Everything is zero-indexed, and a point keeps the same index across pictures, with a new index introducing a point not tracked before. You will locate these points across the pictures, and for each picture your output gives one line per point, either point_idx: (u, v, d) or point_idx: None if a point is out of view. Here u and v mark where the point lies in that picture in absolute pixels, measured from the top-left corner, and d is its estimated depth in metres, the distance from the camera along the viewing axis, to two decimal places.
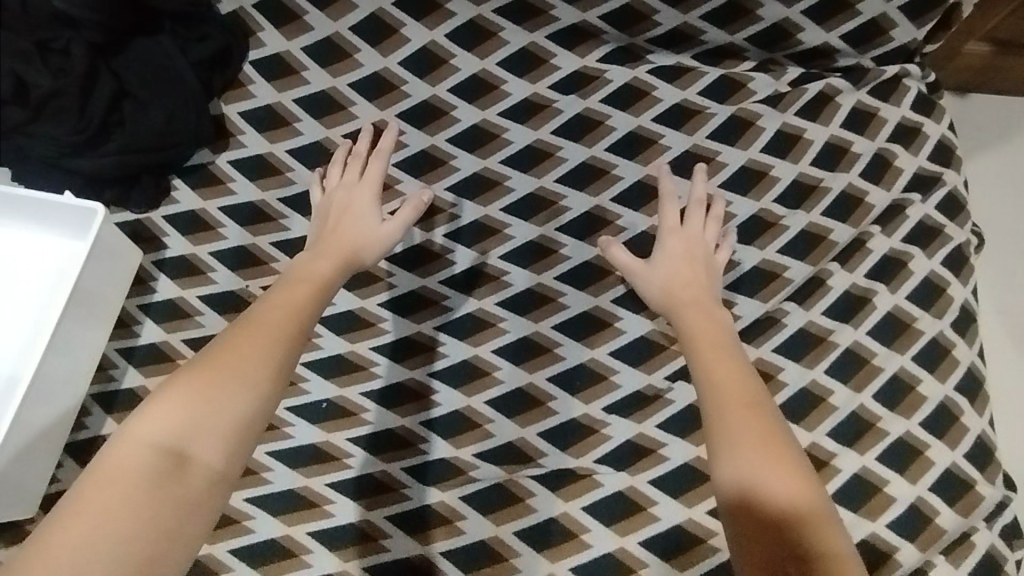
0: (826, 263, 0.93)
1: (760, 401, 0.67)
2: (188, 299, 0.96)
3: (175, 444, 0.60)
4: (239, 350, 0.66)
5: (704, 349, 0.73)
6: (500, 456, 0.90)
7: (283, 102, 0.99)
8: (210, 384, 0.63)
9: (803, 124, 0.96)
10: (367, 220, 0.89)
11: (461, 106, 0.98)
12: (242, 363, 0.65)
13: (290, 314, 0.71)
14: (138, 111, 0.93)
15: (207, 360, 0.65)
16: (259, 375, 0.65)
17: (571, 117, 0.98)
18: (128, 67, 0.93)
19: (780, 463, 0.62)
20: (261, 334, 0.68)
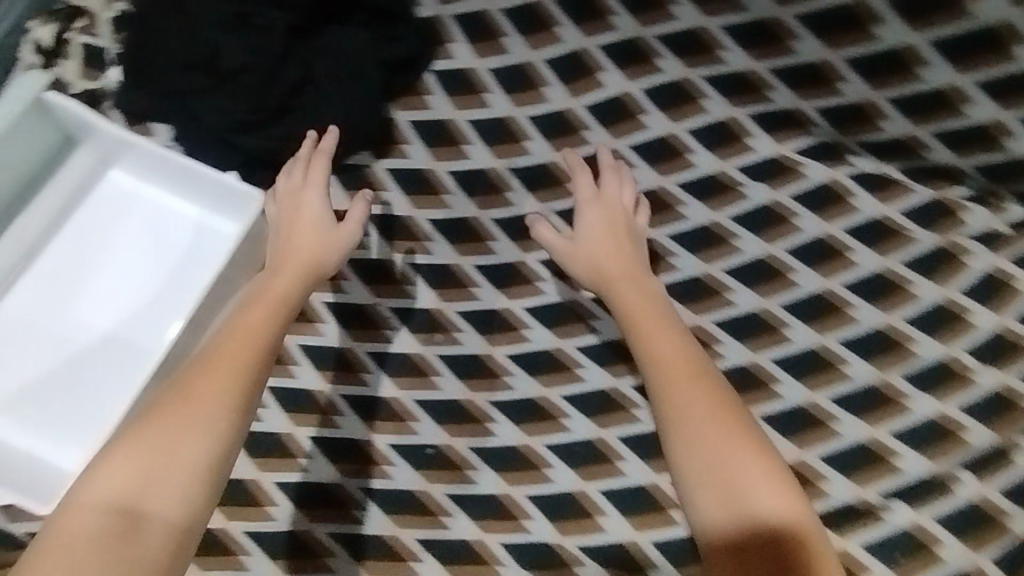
0: (1017, 436, 0.77)
1: (735, 424, 0.65)
2: (314, 301, 0.90)
3: (137, 491, 0.58)
4: (190, 395, 0.63)
5: (659, 359, 0.70)
6: (610, 556, 0.80)
7: (457, 121, 0.94)
8: (174, 427, 0.61)
9: (1016, 272, 0.83)
10: (325, 222, 0.82)
11: (641, 166, 0.92)
12: (207, 404, 0.62)
13: (252, 340, 0.68)
14: (316, 101, 0.92)
15: (166, 405, 0.63)
16: (218, 410, 0.62)
17: (756, 206, 0.90)
18: (318, 55, 0.92)
19: (755, 484, 0.61)
20: (225, 374, 0.65)
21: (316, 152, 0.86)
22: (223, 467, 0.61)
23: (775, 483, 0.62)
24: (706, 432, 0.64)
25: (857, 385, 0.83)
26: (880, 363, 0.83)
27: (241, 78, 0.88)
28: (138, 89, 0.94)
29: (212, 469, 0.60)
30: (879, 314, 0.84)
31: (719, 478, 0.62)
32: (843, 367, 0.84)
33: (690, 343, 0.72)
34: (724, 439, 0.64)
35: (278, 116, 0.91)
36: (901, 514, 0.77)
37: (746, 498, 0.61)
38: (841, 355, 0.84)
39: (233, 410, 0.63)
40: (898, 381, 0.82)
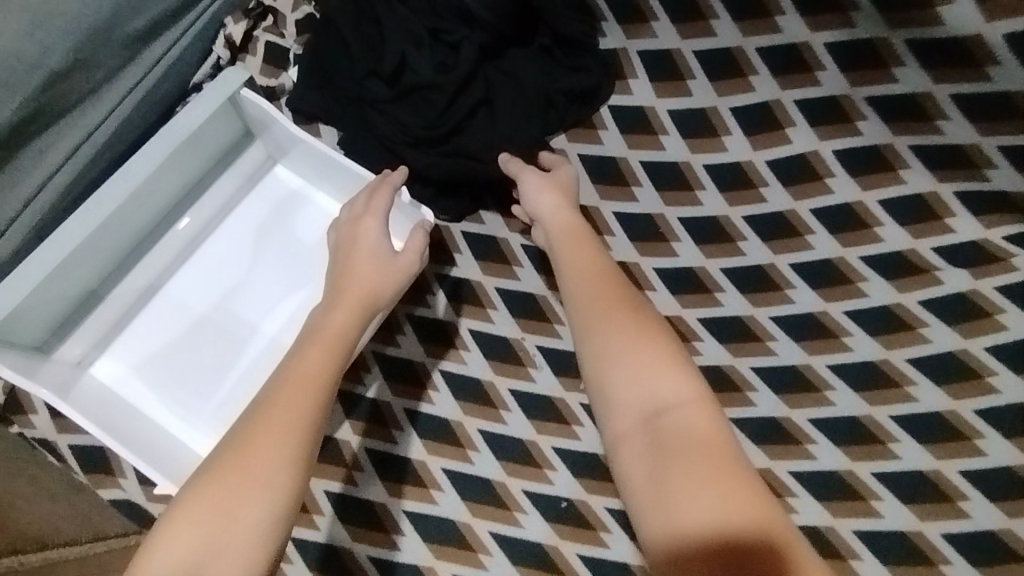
0: None
1: (678, 385, 0.58)
2: (459, 327, 0.88)
3: (197, 559, 0.52)
4: (250, 451, 0.57)
5: (596, 325, 0.64)
6: None
7: (628, 160, 0.91)
8: (233, 482, 0.56)
9: None
10: (383, 251, 0.76)
11: (822, 233, 0.84)
12: (262, 457, 0.57)
13: (307, 383, 0.62)
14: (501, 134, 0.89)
15: (224, 461, 0.57)
16: (278, 463, 0.57)
17: (953, 293, 0.78)
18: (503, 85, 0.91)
19: (665, 412, 0.57)
20: (276, 431, 0.58)
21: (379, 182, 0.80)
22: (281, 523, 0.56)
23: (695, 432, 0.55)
24: (658, 409, 0.57)
25: None
26: None
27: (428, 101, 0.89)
28: (312, 90, 0.94)
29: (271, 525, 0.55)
30: None
31: (643, 430, 0.57)
32: None
33: (620, 290, 0.66)
34: (665, 409, 0.57)
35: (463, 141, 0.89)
36: None
37: (689, 478, 0.52)
38: None
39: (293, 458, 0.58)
40: None
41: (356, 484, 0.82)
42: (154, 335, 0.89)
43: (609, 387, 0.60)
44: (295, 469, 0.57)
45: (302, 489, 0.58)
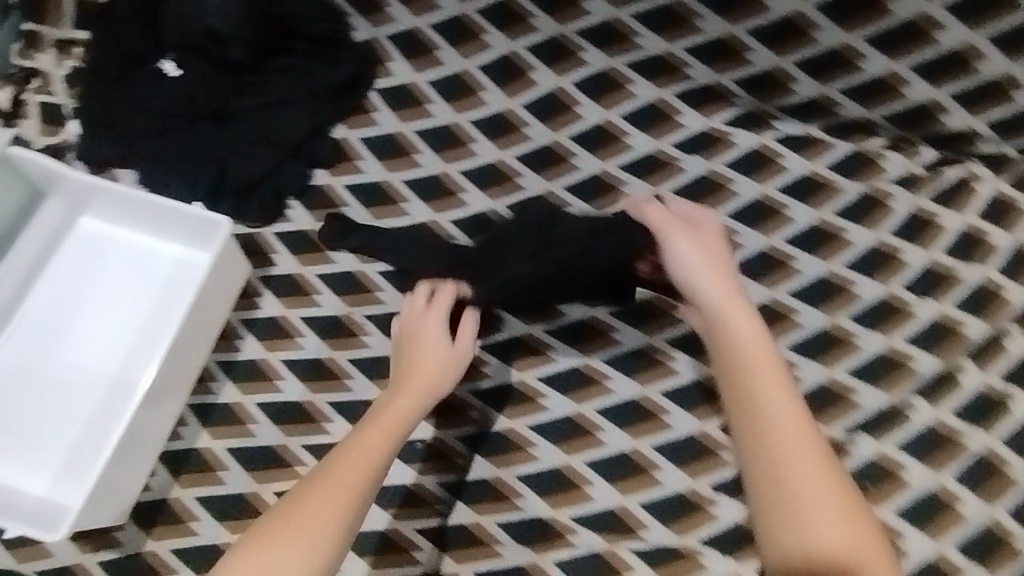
0: (960, 359, 0.86)
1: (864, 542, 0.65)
2: (291, 319, 0.96)
3: None
4: (320, 491, 0.70)
5: (776, 455, 0.69)
6: (601, 523, 0.83)
7: (405, 132, 1.01)
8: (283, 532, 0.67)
9: (934, 210, 0.93)
10: (441, 345, 0.83)
11: (583, 154, 0.99)
12: (325, 499, 0.69)
13: (380, 448, 0.74)
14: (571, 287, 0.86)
15: (282, 514, 0.69)
16: (341, 509, 0.69)
17: (695, 177, 0.97)
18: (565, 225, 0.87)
19: (808, 492, 0.67)
20: (347, 479, 0.71)
21: (431, 304, 0.85)
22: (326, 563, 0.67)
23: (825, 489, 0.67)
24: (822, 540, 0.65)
25: (809, 329, 0.91)
26: (829, 309, 0.91)
27: (239, 132, 0.98)
28: (101, 136, 0.97)
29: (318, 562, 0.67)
30: (821, 263, 0.93)
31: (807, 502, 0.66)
32: (794, 316, 0.91)
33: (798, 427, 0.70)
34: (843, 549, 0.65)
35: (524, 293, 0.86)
36: (865, 445, 0.84)
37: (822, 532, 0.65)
38: (791, 305, 0.92)
39: (348, 508, 0.70)
40: (848, 323, 0.90)
41: (224, 483, 0.87)
42: (11, 402, 0.89)
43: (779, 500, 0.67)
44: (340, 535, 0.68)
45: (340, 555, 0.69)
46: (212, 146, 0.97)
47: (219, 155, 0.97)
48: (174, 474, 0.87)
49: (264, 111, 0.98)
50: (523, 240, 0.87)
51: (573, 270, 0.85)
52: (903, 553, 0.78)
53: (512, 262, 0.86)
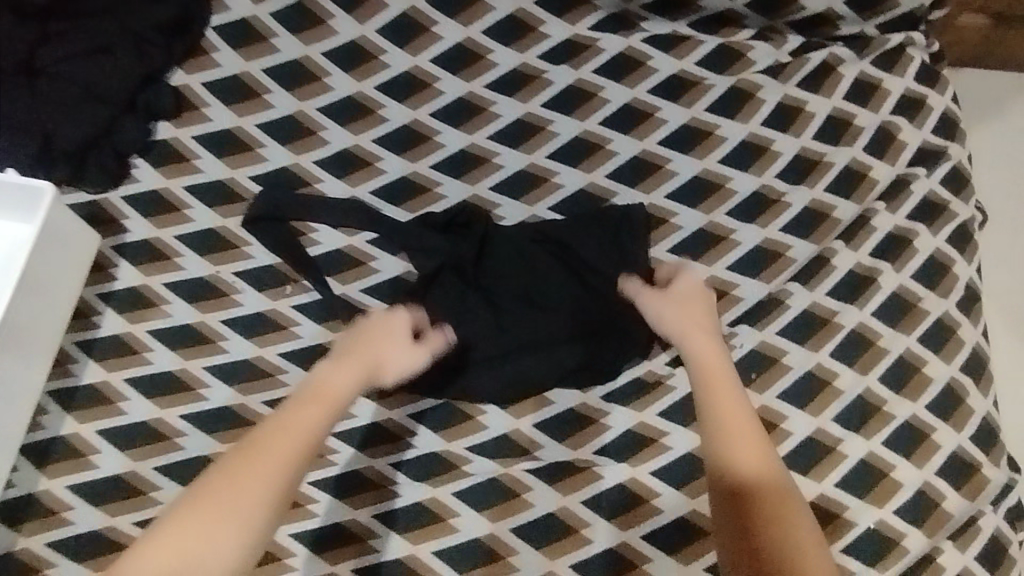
0: (831, 241, 0.88)
1: (789, 495, 0.60)
2: (153, 287, 0.89)
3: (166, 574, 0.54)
4: (236, 474, 0.58)
5: (715, 403, 0.65)
6: (494, 449, 0.82)
7: (251, 72, 0.93)
8: (213, 507, 0.56)
9: (804, 97, 0.91)
10: (399, 345, 0.72)
11: (446, 77, 0.94)
12: (255, 468, 0.58)
13: (311, 424, 0.62)
14: (556, 333, 0.85)
15: (211, 482, 0.57)
16: (263, 490, 0.57)
17: (562, 88, 0.93)
18: (479, 243, 0.88)
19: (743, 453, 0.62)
20: (273, 457, 0.59)
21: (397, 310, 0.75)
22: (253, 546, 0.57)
23: (758, 448, 0.62)
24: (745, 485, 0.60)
25: (687, 230, 0.88)
26: (705, 207, 0.89)
27: (55, 88, 0.85)
28: None
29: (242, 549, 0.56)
30: (694, 162, 0.90)
31: (735, 453, 0.62)
32: (672, 219, 0.89)
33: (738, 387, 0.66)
34: (766, 502, 0.60)
35: (490, 356, 0.83)
36: (747, 336, 0.84)
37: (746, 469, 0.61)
38: (667, 208, 0.89)
39: (275, 493, 0.58)
40: (725, 219, 0.88)
41: (98, 467, 0.82)
42: None
43: (711, 441, 0.63)
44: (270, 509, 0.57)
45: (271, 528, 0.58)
46: (28, 106, 0.84)
47: (37, 116, 0.84)
48: (40, 465, 0.82)
49: (75, 61, 0.86)
50: (471, 294, 0.86)
51: (513, 325, 0.85)
52: (786, 434, 0.81)
53: (473, 321, 0.85)
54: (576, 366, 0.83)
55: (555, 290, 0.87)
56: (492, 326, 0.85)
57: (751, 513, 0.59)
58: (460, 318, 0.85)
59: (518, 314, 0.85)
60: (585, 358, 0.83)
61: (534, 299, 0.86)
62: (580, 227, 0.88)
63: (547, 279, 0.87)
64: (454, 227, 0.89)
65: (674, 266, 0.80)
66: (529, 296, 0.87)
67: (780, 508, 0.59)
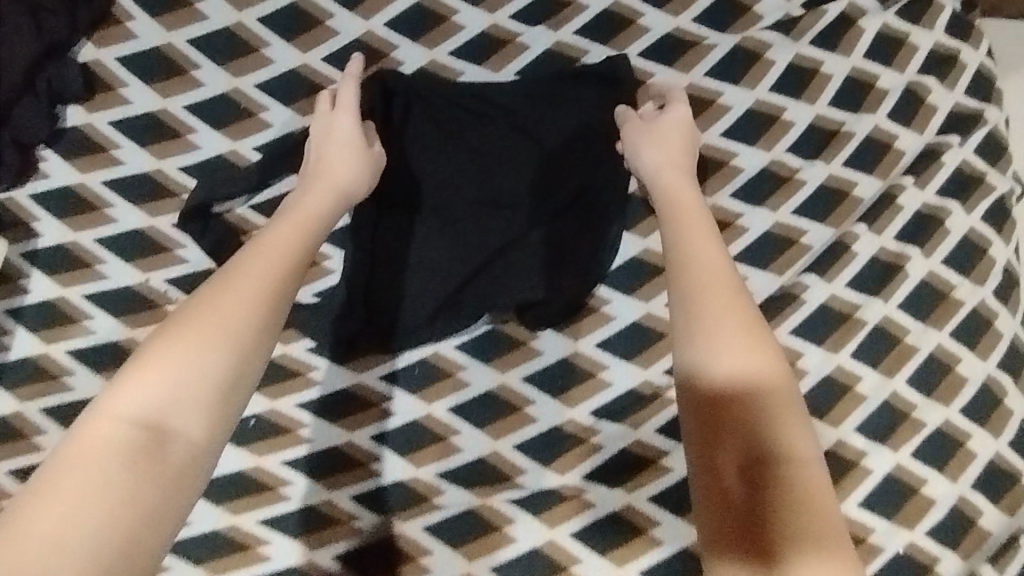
0: (851, 225, 0.76)
1: (776, 396, 0.48)
2: (72, 300, 0.77)
3: (165, 402, 0.43)
4: (221, 297, 0.48)
5: (690, 253, 0.54)
6: (470, 475, 0.72)
7: (173, 45, 0.79)
8: (199, 333, 0.46)
9: (820, 56, 0.79)
10: (350, 155, 0.65)
11: (403, 43, 0.80)
12: (236, 291, 0.48)
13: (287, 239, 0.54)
14: (506, 239, 0.76)
15: (190, 312, 0.47)
16: (255, 304, 0.48)
17: (539, 54, 0.80)
18: (437, 123, 0.77)
19: (719, 325, 0.50)
20: (251, 277, 0.49)
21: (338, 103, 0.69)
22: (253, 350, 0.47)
23: (743, 319, 0.51)
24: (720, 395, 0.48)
25: None
26: (706, 187, 0.77)
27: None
28: None
29: (245, 365, 0.46)
30: None
31: (712, 320, 0.51)
32: None
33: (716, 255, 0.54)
34: (741, 410, 0.48)
35: (428, 274, 0.75)
36: None
37: (727, 341, 0.50)
38: None
39: (273, 297, 0.49)
40: (729, 202, 0.77)
41: None
42: None
43: (687, 300, 0.52)
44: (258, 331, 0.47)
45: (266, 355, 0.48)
46: None
47: None
48: None
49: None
50: (418, 183, 0.76)
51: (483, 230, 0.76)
52: None
53: (417, 222, 0.76)
54: (524, 298, 0.74)
55: (516, 184, 0.77)
56: (437, 230, 0.76)
57: (731, 410, 0.48)
58: (403, 219, 0.76)
59: (488, 219, 0.76)
60: (534, 292, 0.74)
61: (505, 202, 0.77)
62: (546, 115, 0.77)
63: (508, 169, 0.77)
64: (411, 116, 0.77)
65: (675, 104, 0.68)
66: (483, 189, 0.77)
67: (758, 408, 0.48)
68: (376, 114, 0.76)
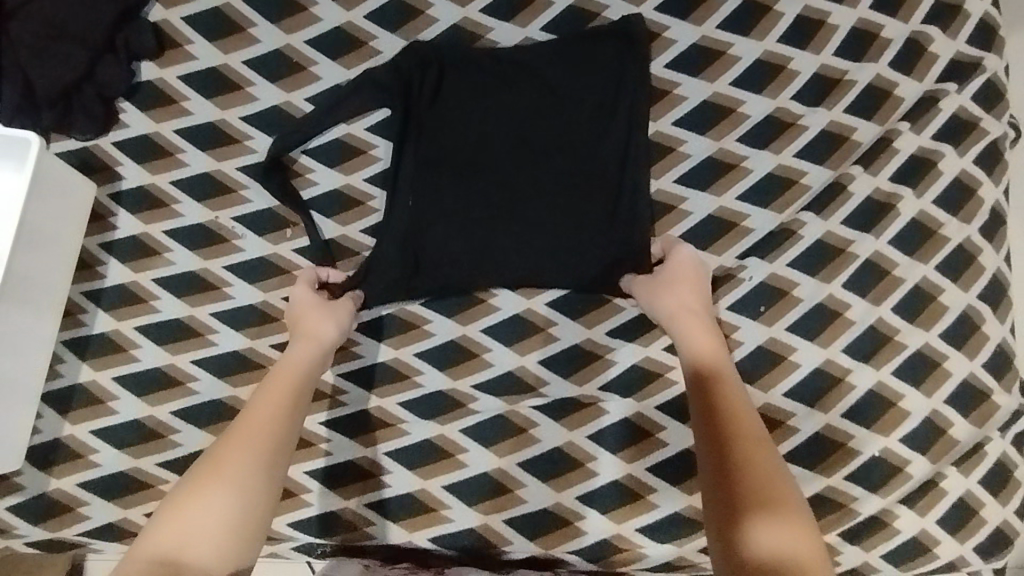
0: (848, 167, 0.83)
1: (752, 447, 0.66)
2: (155, 235, 0.88)
3: (180, 546, 0.61)
4: (235, 456, 0.66)
5: (689, 332, 0.75)
6: (500, 385, 0.82)
7: (233, 4, 0.88)
8: (207, 479, 0.64)
9: (827, 7, 0.84)
10: (320, 316, 0.78)
11: (439, 2, 0.87)
12: (240, 453, 0.66)
13: (281, 409, 0.70)
14: (534, 190, 0.83)
15: (198, 474, 0.65)
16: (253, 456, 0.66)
17: (564, 8, 0.87)
18: (470, 88, 0.85)
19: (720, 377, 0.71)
20: (260, 426, 0.68)
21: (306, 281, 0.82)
22: (252, 518, 0.64)
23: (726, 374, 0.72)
24: (726, 427, 0.68)
25: (696, 160, 0.84)
26: (715, 133, 0.84)
27: (26, 29, 0.81)
28: None
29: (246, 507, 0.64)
30: (704, 85, 0.85)
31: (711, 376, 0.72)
32: (681, 147, 0.84)
33: (718, 347, 0.74)
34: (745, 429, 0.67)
35: (466, 223, 0.83)
36: (757, 269, 0.82)
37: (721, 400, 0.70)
38: (675, 136, 0.84)
39: (270, 452, 0.67)
40: (735, 146, 0.84)
41: (116, 413, 0.85)
42: None
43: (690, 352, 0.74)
44: (259, 478, 0.65)
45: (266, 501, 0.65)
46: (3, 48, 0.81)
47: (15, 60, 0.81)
48: (63, 413, 0.85)
49: None
50: (455, 142, 0.84)
51: (512, 183, 0.84)
52: (794, 366, 0.81)
53: (452, 179, 0.84)
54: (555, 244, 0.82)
55: (545, 142, 0.84)
56: (472, 184, 0.84)
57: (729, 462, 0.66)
58: (440, 175, 0.84)
59: (515, 175, 0.84)
60: (565, 238, 0.82)
61: (531, 157, 0.84)
62: (570, 75, 0.85)
63: (537, 128, 0.84)
64: (446, 81, 0.85)
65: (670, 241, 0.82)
66: (511, 145, 0.84)
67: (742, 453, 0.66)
68: (413, 78, 0.85)
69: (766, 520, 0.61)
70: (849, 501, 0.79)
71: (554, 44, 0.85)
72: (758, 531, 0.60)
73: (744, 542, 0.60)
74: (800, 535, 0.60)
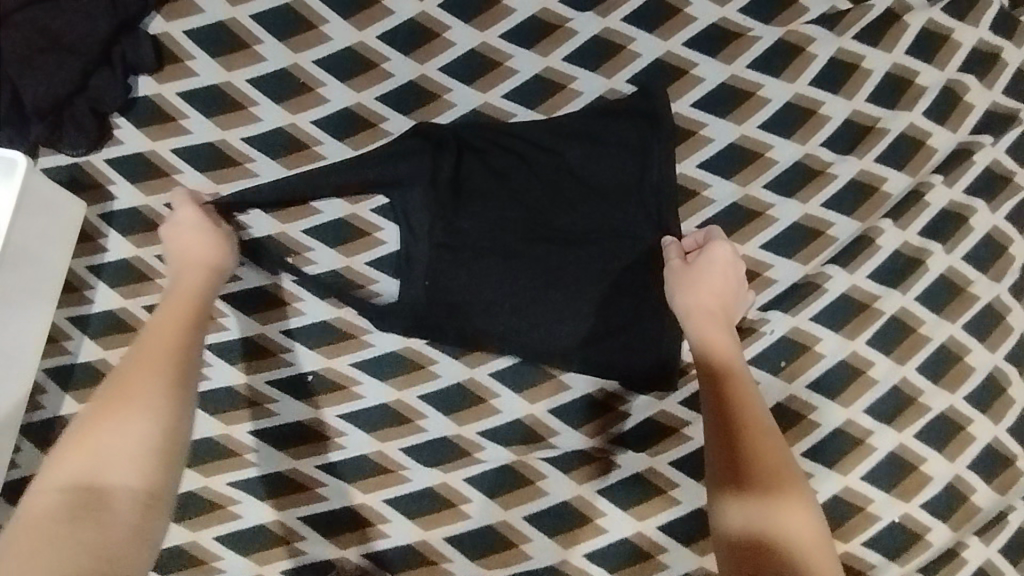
0: (877, 219, 0.80)
1: (762, 434, 0.62)
2: (147, 260, 0.83)
3: (94, 470, 0.55)
4: (134, 386, 0.60)
5: (700, 314, 0.70)
6: (508, 434, 0.79)
7: (238, 19, 0.83)
8: (107, 410, 0.58)
9: (862, 51, 0.81)
10: (204, 238, 0.74)
11: (457, 26, 0.83)
12: (138, 387, 0.60)
13: (175, 352, 0.63)
14: (559, 274, 0.79)
15: (91, 415, 0.58)
16: (154, 395, 0.60)
17: (588, 40, 0.83)
18: (487, 167, 0.81)
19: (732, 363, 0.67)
20: (157, 355, 0.63)
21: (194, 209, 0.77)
22: (177, 427, 0.60)
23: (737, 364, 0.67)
24: (739, 412, 0.63)
25: (721, 205, 0.81)
26: (741, 177, 0.81)
27: (16, 37, 0.76)
28: None
29: (167, 415, 0.60)
30: (731, 127, 0.81)
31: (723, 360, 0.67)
32: (705, 191, 0.81)
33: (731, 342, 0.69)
34: (745, 408, 0.63)
35: (487, 311, 0.78)
36: (778, 322, 0.79)
37: (735, 391, 0.64)
38: (700, 179, 0.81)
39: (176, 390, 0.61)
40: (762, 192, 0.81)
41: None
42: None
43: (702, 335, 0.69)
44: (172, 380, 0.61)
45: (185, 401, 0.62)
46: None
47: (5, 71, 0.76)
48: (42, 447, 0.80)
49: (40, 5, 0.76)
50: (475, 224, 0.80)
51: (536, 263, 0.79)
52: (814, 425, 0.77)
53: (473, 261, 0.79)
54: (588, 336, 0.78)
55: (568, 222, 0.80)
56: (493, 267, 0.79)
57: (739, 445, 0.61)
58: (458, 259, 0.79)
59: (538, 255, 0.79)
60: (597, 327, 0.78)
61: (554, 238, 0.80)
62: (588, 152, 0.80)
63: (559, 208, 0.80)
64: (463, 160, 0.81)
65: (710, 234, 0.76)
66: (533, 225, 0.80)
67: (754, 439, 0.61)
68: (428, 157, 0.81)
69: (752, 498, 0.58)
70: (866, 568, 0.76)
71: (564, 121, 0.81)
72: (737, 509, 0.58)
73: (719, 514, 0.59)
74: (811, 530, 0.57)
